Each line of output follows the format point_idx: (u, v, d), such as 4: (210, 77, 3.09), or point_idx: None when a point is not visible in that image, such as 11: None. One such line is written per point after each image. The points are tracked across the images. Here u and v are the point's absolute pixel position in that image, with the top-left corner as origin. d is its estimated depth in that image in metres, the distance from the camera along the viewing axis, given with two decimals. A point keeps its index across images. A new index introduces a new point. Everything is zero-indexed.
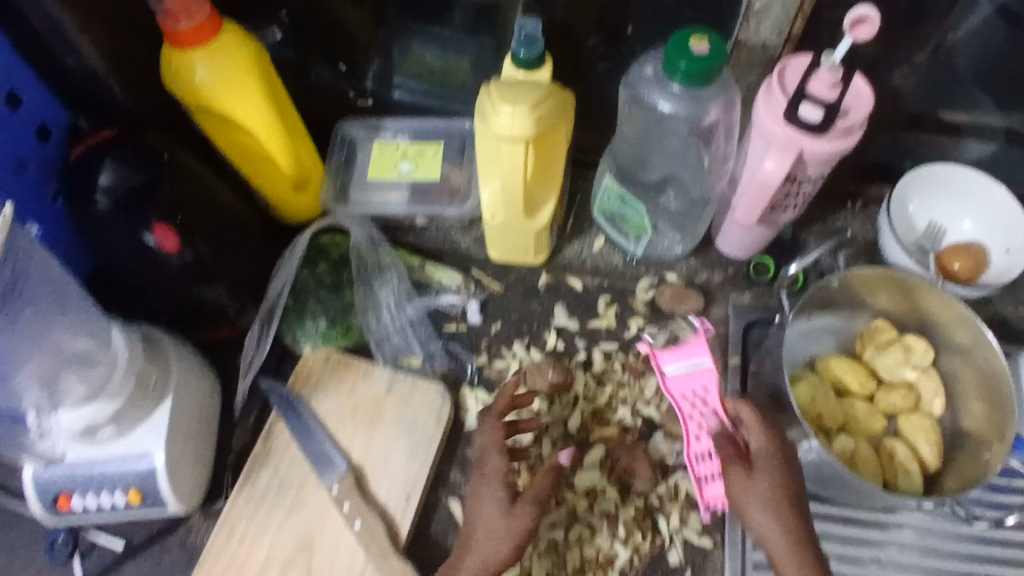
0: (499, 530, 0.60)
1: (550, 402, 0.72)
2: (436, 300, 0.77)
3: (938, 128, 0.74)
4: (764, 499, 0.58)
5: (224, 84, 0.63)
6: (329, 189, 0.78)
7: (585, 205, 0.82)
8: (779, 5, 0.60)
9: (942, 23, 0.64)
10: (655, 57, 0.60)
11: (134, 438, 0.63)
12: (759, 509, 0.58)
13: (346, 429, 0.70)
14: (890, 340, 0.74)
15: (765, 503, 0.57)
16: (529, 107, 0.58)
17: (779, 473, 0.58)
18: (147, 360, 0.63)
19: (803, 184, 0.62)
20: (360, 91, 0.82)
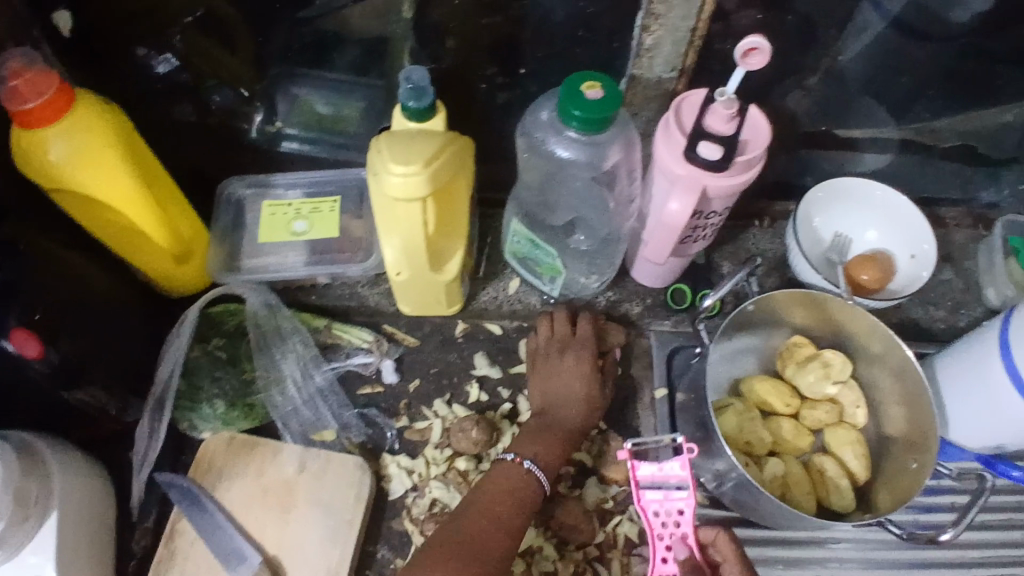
0: (519, 486, 0.62)
1: (477, 460, 0.68)
2: (347, 363, 0.72)
3: (835, 143, 0.75)
4: None
5: (84, 162, 0.57)
6: (218, 254, 0.72)
7: (497, 246, 0.78)
8: (669, 42, 0.59)
9: (832, 48, 0.64)
10: (549, 102, 0.58)
11: (20, 560, 0.56)
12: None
13: (257, 518, 0.64)
14: (810, 356, 0.73)
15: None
16: (422, 163, 0.55)
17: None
18: (26, 473, 0.56)
19: (710, 217, 0.61)
20: (244, 145, 0.76)
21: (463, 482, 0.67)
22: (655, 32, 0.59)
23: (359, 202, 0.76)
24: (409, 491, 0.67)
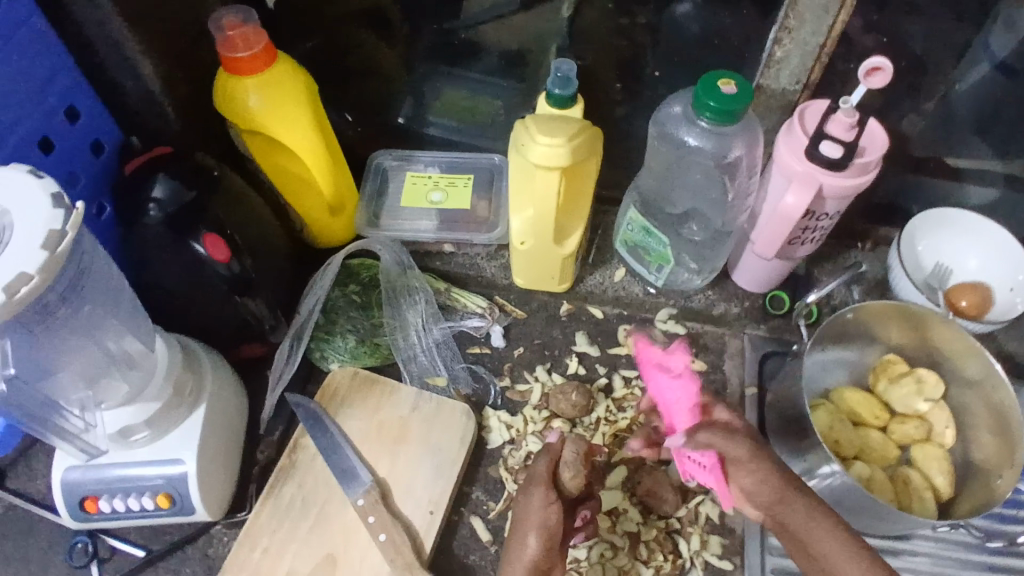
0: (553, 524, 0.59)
1: (572, 424, 0.74)
2: (462, 323, 0.79)
3: (941, 173, 0.79)
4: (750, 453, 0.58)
5: (274, 111, 0.67)
6: (363, 213, 0.82)
7: (606, 239, 0.85)
8: (798, 54, 0.67)
9: (948, 76, 0.70)
10: (682, 99, 0.68)
11: (164, 443, 0.64)
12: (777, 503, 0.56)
13: (369, 446, 0.71)
14: (902, 372, 0.75)
15: (773, 485, 0.56)
16: (565, 136, 0.63)
17: (778, 469, 0.57)
18: (184, 368, 0.65)
19: (820, 219, 0.67)
20: (398, 127, 0.88)
21: None
22: (786, 45, 0.67)
23: (488, 184, 0.85)
24: (506, 444, 0.73)
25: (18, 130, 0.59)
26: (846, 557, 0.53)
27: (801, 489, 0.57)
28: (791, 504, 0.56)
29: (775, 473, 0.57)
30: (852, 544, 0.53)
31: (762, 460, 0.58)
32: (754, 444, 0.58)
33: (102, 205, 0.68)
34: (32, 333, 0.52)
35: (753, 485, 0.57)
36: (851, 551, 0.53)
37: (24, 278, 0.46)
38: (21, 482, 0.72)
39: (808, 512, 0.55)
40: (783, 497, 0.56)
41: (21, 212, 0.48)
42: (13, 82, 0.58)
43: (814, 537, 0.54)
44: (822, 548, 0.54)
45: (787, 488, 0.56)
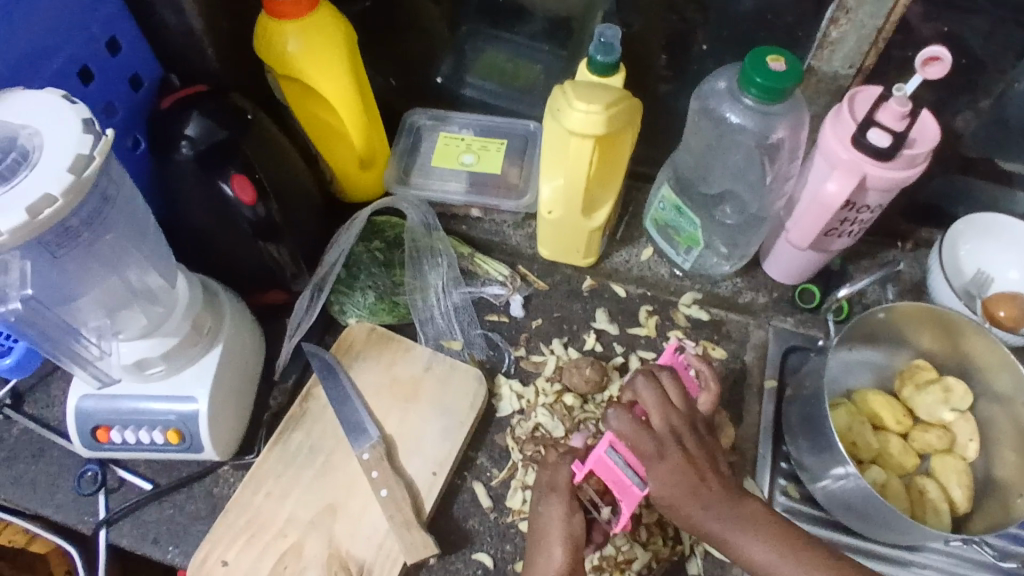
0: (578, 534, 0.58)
1: (583, 400, 0.73)
2: (482, 290, 0.79)
3: (993, 175, 0.76)
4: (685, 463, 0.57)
5: (311, 58, 0.66)
6: (393, 170, 0.82)
7: (636, 217, 0.83)
8: (853, 38, 0.65)
9: (1006, 73, 0.66)
10: (728, 74, 0.66)
11: (179, 380, 0.64)
12: (692, 501, 0.56)
13: (380, 401, 0.71)
14: (930, 380, 0.72)
15: (686, 482, 0.56)
16: (603, 104, 0.61)
17: (688, 464, 0.56)
18: (204, 307, 0.65)
19: (861, 212, 0.64)
20: (433, 85, 0.87)
21: (567, 415, 0.72)
22: (842, 26, 0.64)
23: (521, 151, 0.83)
24: (515, 413, 0.73)
25: (59, 57, 0.59)
26: (757, 538, 0.55)
27: (713, 482, 0.56)
28: (708, 500, 0.56)
29: (687, 471, 0.56)
30: (763, 525, 0.55)
31: (673, 460, 0.57)
32: (662, 441, 0.57)
33: (137, 138, 0.68)
34: (52, 257, 0.53)
35: (665, 486, 0.56)
36: (762, 534, 0.55)
37: (49, 200, 0.46)
38: (38, 408, 0.73)
39: (721, 505, 0.56)
40: (696, 492, 0.56)
41: (53, 134, 0.48)
42: (57, 8, 0.58)
43: (727, 526, 0.55)
44: (733, 533, 0.55)
45: (700, 484, 0.56)
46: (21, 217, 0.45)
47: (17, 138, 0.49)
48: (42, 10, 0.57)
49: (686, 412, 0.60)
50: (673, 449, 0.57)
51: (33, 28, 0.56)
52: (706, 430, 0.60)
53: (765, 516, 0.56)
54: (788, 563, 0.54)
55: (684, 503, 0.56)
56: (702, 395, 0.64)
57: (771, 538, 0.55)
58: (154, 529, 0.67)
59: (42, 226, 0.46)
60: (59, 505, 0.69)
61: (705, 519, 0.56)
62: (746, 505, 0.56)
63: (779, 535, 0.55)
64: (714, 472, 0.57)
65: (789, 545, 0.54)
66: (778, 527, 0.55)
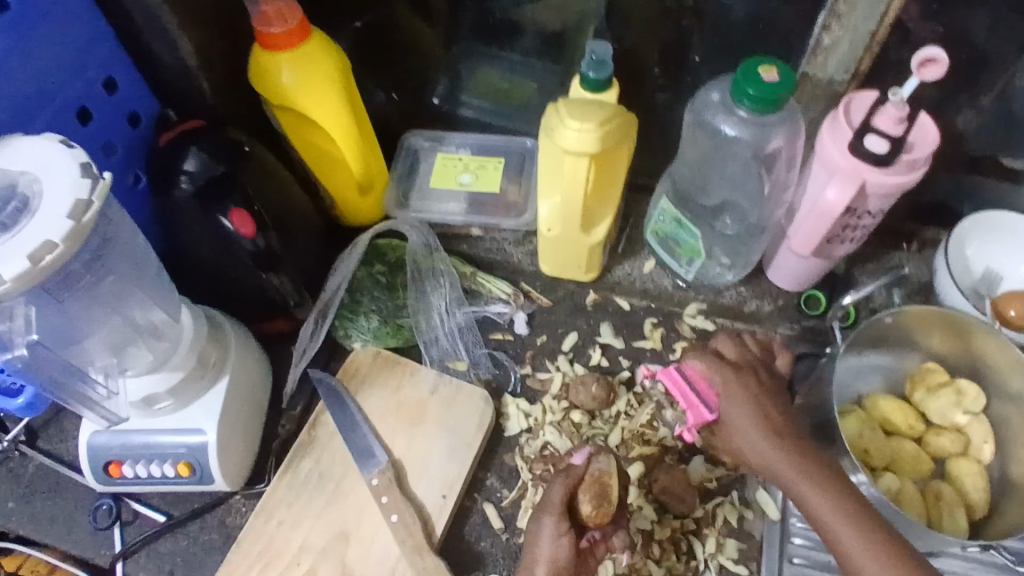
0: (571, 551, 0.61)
1: (591, 416, 0.72)
2: (485, 309, 0.79)
3: (995, 173, 0.76)
4: (749, 415, 0.61)
5: (305, 88, 0.67)
6: (393, 193, 0.82)
7: (638, 229, 0.83)
8: (848, 41, 0.64)
9: (1008, 68, 0.66)
10: (721, 86, 0.67)
11: (187, 413, 0.65)
12: (757, 425, 0.61)
13: (387, 424, 0.71)
14: (941, 381, 0.71)
15: (758, 406, 0.62)
16: (597, 121, 0.61)
17: (761, 392, 0.62)
18: (209, 339, 0.65)
19: (863, 217, 0.64)
20: (430, 107, 0.88)
21: (575, 432, 0.71)
22: (835, 32, 0.64)
23: (518, 168, 0.83)
24: (524, 433, 0.72)
25: (57, 100, 0.60)
26: (812, 481, 0.57)
27: (784, 415, 0.61)
28: (776, 426, 0.60)
29: (761, 394, 0.62)
30: (822, 470, 0.57)
31: (745, 381, 0.63)
32: (739, 368, 0.64)
33: (137, 174, 0.69)
34: (56, 300, 0.53)
35: (736, 406, 0.62)
36: (823, 478, 0.57)
37: (49, 246, 0.46)
38: (54, 443, 0.74)
39: (790, 438, 0.60)
40: (763, 418, 0.61)
41: (51, 180, 0.49)
42: (52, 52, 0.58)
43: (787, 462, 0.58)
44: (791, 474, 0.58)
45: (764, 413, 0.61)
46: (23, 263, 0.45)
47: (16, 185, 0.49)
48: (37, 55, 0.57)
49: (761, 355, 0.67)
50: (748, 374, 0.64)
51: (32, 73, 0.57)
52: (780, 381, 0.66)
53: (831, 472, 0.57)
54: (840, 516, 0.55)
55: (753, 436, 0.61)
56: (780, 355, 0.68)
57: (829, 483, 0.56)
58: (168, 562, 0.68)
59: (44, 272, 0.47)
60: (74, 541, 0.69)
61: (770, 448, 0.59)
62: (811, 450, 0.59)
63: (837, 492, 0.56)
64: (784, 407, 0.62)
65: (842, 493, 0.56)
66: (837, 480, 0.57)
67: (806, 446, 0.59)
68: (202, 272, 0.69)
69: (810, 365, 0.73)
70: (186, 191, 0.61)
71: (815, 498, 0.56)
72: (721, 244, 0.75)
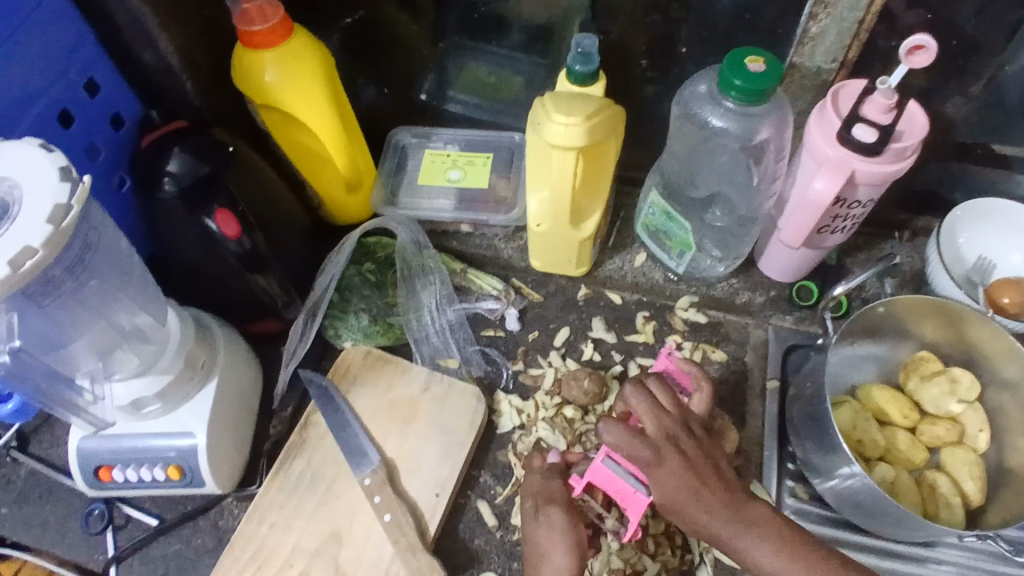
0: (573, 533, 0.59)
1: (583, 412, 0.72)
2: (476, 306, 0.78)
3: (986, 159, 0.75)
4: (675, 486, 0.56)
5: (289, 87, 0.66)
6: (381, 190, 0.82)
7: (628, 222, 0.83)
8: (834, 31, 0.64)
9: (997, 56, 0.65)
10: (709, 77, 0.66)
11: (176, 417, 0.64)
12: (688, 498, 0.56)
13: (379, 424, 0.70)
14: (936, 371, 0.71)
15: (688, 485, 0.56)
16: (584, 115, 0.60)
17: (688, 472, 0.56)
18: (196, 342, 0.65)
19: (853, 207, 0.64)
20: (417, 102, 0.87)
21: (568, 428, 0.71)
22: (822, 20, 0.63)
23: (507, 163, 0.83)
24: (517, 429, 0.72)
25: (38, 103, 0.59)
26: (762, 540, 0.54)
27: (715, 479, 0.56)
28: (710, 502, 0.55)
29: (689, 472, 0.56)
30: (770, 528, 0.55)
31: (670, 463, 0.56)
32: (657, 450, 0.57)
33: (122, 177, 0.69)
34: (39, 306, 0.53)
35: (664, 486, 0.56)
36: (770, 538, 0.54)
37: (29, 253, 0.46)
38: (45, 448, 0.74)
39: (726, 508, 0.56)
40: (697, 495, 0.56)
41: (30, 185, 0.48)
42: (32, 55, 0.58)
43: (735, 528, 0.55)
44: (740, 538, 0.55)
45: (694, 484, 0.56)
46: (3, 270, 0.45)
47: None
48: (16, 58, 0.57)
49: (680, 415, 0.59)
50: (670, 454, 0.57)
51: (10, 77, 0.57)
52: (703, 437, 0.59)
53: (773, 522, 0.55)
54: (793, 567, 0.53)
55: (686, 504, 0.56)
56: (698, 395, 0.64)
57: (778, 542, 0.54)
58: (162, 565, 0.67)
59: (25, 278, 0.46)
60: (68, 546, 0.69)
61: (711, 523, 0.55)
62: (750, 507, 0.56)
63: (784, 540, 0.54)
64: (716, 478, 0.57)
65: (793, 551, 0.54)
66: (782, 532, 0.55)
67: (742, 503, 0.56)
68: (187, 274, 0.68)
69: (802, 356, 0.73)
70: (169, 192, 0.60)
71: (763, 555, 0.54)
72: (712, 236, 0.75)
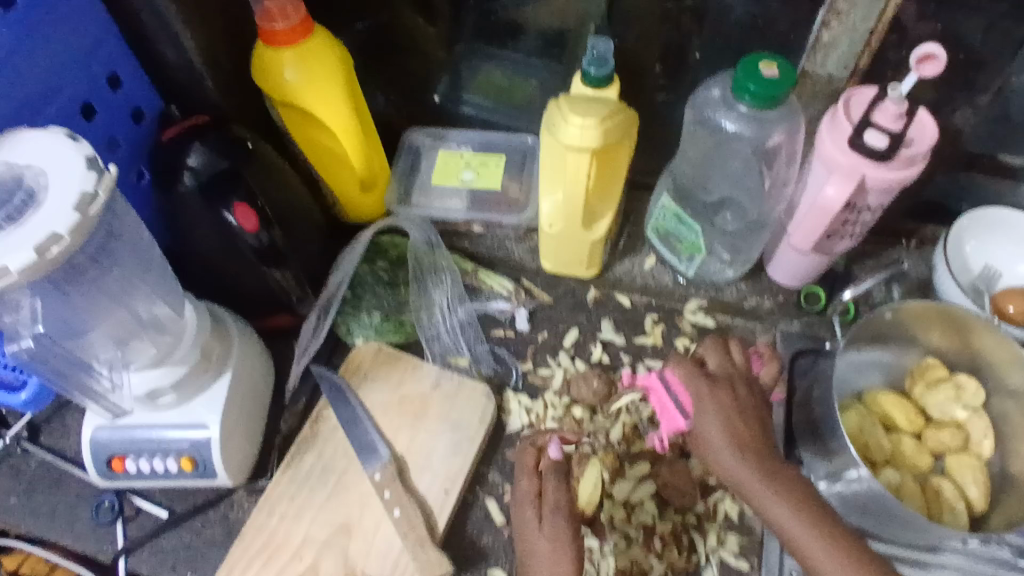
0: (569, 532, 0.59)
1: (592, 411, 0.73)
2: (486, 305, 0.79)
3: (992, 170, 0.76)
4: (717, 431, 0.59)
5: (309, 85, 0.67)
6: (395, 190, 0.83)
7: (638, 226, 0.84)
8: (846, 41, 0.66)
9: (1004, 68, 0.66)
10: (721, 83, 0.67)
11: (190, 408, 0.65)
12: (728, 441, 0.59)
13: (390, 420, 0.71)
14: (942, 377, 0.72)
15: (727, 424, 0.59)
16: (599, 117, 0.61)
17: (734, 410, 0.60)
18: (212, 334, 0.66)
19: (863, 213, 0.65)
20: (431, 105, 0.88)
21: (577, 427, 0.72)
22: (834, 29, 0.65)
23: (519, 165, 0.84)
24: (525, 428, 0.72)
25: (62, 95, 0.60)
26: (786, 502, 0.56)
27: (757, 426, 0.60)
28: (746, 445, 0.59)
29: (735, 410, 0.60)
30: (792, 491, 0.57)
31: (722, 396, 0.60)
32: (714, 381, 0.61)
33: (140, 170, 0.70)
34: (61, 292, 0.53)
35: (706, 424, 0.60)
36: (792, 498, 0.57)
37: (55, 238, 0.47)
38: (55, 439, 0.74)
39: (758, 458, 0.58)
40: (733, 437, 0.59)
41: (57, 173, 0.49)
42: (57, 49, 0.59)
43: (760, 482, 0.57)
44: (760, 491, 0.57)
45: (735, 430, 0.59)
46: (30, 255, 0.46)
47: (23, 179, 0.50)
48: (42, 51, 0.58)
49: (745, 368, 0.64)
50: (723, 389, 0.61)
51: (36, 69, 0.58)
52: (759, 393, 0.63)
53: (797, 486, 0.57)
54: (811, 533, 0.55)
55: (719, 448, 0.59)
56: (765, 369, 0.66)
57: (799, 505, 0.56)
58: (171, 557, 0.68)
59: (50, 263, 0.47)
60: (77, 536, 0.69)
61: (739, 467, 0.58)
62: (781, 471, 0.58)
63: (806, 507, 0.56)
64: (759, 424, 0.60)
65: (812, 515, 0.56)
66: (807, 499, 0.57)
67: (771, 463, 0.58)
68: (204, 267, 0.69)
69: (810, 362, 0.74)
70: (189, 185, 0.61)
71: (779, 511, 0.56)
72: (721, 240, 0.75)
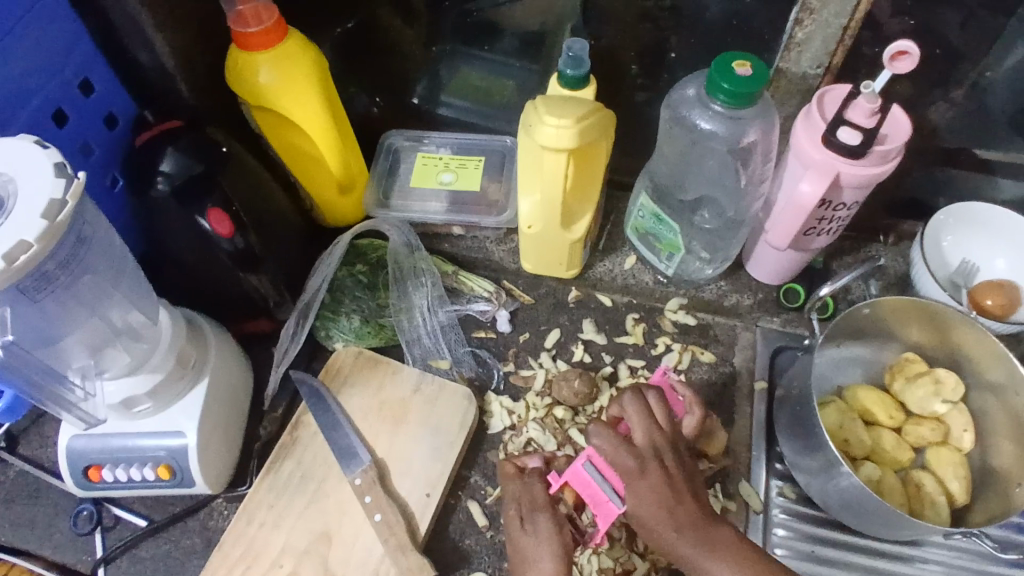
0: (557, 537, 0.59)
1: (574, 412, 0.72)
2: (467, 308, 0.79)
3: (969, 165, 0.77)
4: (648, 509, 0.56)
5: (284, 88, 0.67)
6: (374, 193, 0.82)
7: (619, 225, 0.84)
8: (821, 37, 0.65)
9: (979, 63, 0.67)
10: (697, 81, 0.67)
11: (167, 416, 0.64)
12: (664, 519, 0.55)
13: (370, 424, 0.70)
14: (921, 372, 0.72)
15: (663, 503, 0.56)
16: (575, 117, 0.61)
17: (667, 487, 0.56)
18: (188, 341, 0.65)
19: (838, 209, 0.65)
20: (410, 107, 0.88)
21: (558, 428, 0.71)
22: (807, 27, 0.65)
23: (498, 166, 0.84)
24: (507, 430, 0.72)
25: (33, 101, 0.60)
26: (731, 567, 0.53)
27: (690, 501, 0.56)
28: (682, 522, 0.55)
29: (667, 490, 0.56)
30: (738, 554, 0.54)
31: (652, 479, 0.57)
32: (642, 458, 0.58)
33: (115, 177, 0.69)
34: (31, 301, 0.52)
35: (641, 499, 0.56)
36: (736, 563, 0.53)
37: (23, 246, 0.46)
38: (33, 448, 0.73)
39: (695, 530, 0.55)
40: (669, 514, 0.55)
41: (24, 179, 0.48)
42: (29, 54, 0.58)
43: (703, 555, 0.54)
44: (708, 563, 0.54)
45: (671, 504, 0.56)
46: None
47: None
48: (13, 57, 0.57)
49: (669, 432, 0.61)
50: (652, 466, 0.57)
51: (9, 73, 0.57)
52: (684, 451, 0.61)
53: (738, 546, 0.54)
54: None
55: (656, 521, 0.55)
56: (689, 418, 0.64)
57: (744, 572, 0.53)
58: (151, 565, 0.67)
59: (19, 270, 0.47)
60: (54, 547, 0.68)
61: (680, 543, 0.55)
62: (720, 533, 0.55)
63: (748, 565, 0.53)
64: (690, 493, 0.57)
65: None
66: (748, 558, 0.54)
67: (709, 529, 0.55)
68: (180, 272, 0.69)
69: (790, 359, 0.74)
70: (162, 190, 0.60)
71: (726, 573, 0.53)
72: (700, 240, 0.76)
